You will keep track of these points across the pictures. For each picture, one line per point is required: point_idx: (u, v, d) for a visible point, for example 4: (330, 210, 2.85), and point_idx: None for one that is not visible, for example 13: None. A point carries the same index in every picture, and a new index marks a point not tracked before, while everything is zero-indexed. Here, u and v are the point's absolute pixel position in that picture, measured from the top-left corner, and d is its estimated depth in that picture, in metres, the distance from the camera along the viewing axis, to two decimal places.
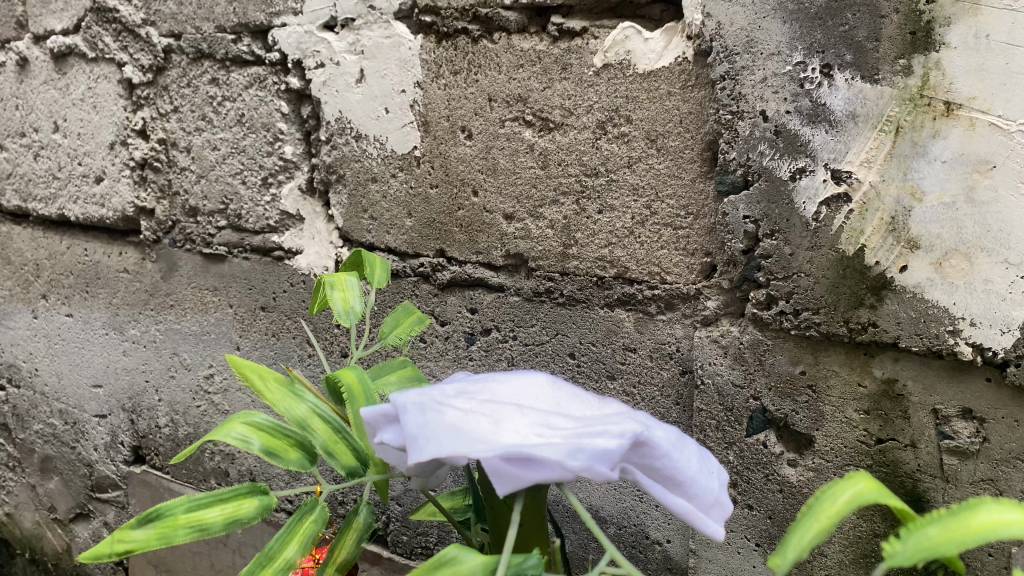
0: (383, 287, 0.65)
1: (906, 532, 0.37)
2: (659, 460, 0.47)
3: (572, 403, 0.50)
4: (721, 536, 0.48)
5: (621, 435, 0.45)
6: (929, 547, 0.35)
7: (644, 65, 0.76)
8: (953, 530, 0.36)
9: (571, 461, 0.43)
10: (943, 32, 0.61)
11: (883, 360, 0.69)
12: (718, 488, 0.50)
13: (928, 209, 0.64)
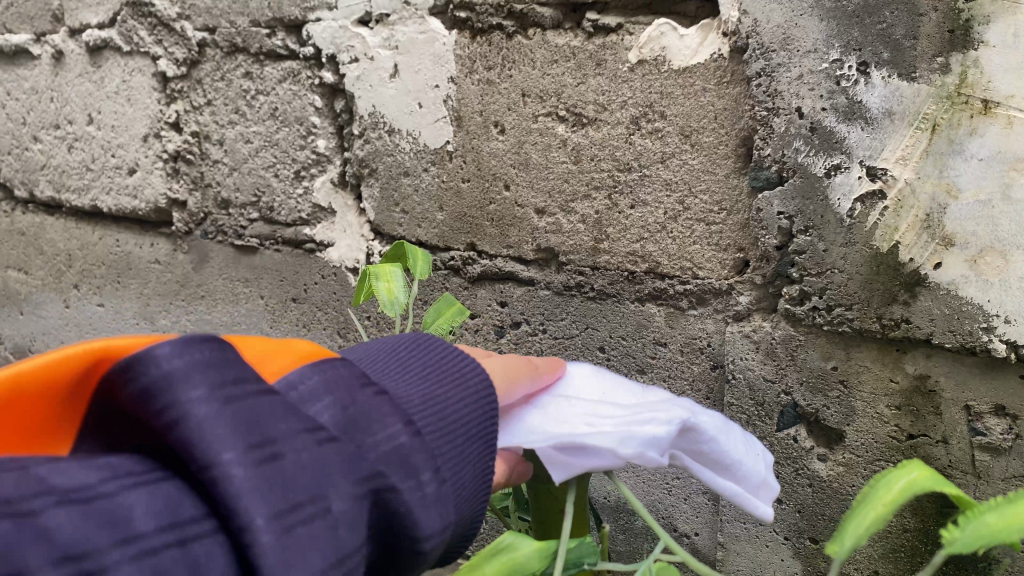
0: (426, 278, 0.67)
1: (964, 520, 0.37)
2: (707, 445, 0.48)
3: (618, 392, 0.51)
4: (772, 517, 0.49)
5: (668, 421, 0.46)
6: (987, 535, 0.36)
7: (679, 62, 0.76)
8: (1011, 517, 0.36)
9: (621, 448, 0.44)
10: (982, 31, 0.61)
11: (915, 356, 0.69)
12: (765, 469, 0.50)
13: (964, 205, 0.64)
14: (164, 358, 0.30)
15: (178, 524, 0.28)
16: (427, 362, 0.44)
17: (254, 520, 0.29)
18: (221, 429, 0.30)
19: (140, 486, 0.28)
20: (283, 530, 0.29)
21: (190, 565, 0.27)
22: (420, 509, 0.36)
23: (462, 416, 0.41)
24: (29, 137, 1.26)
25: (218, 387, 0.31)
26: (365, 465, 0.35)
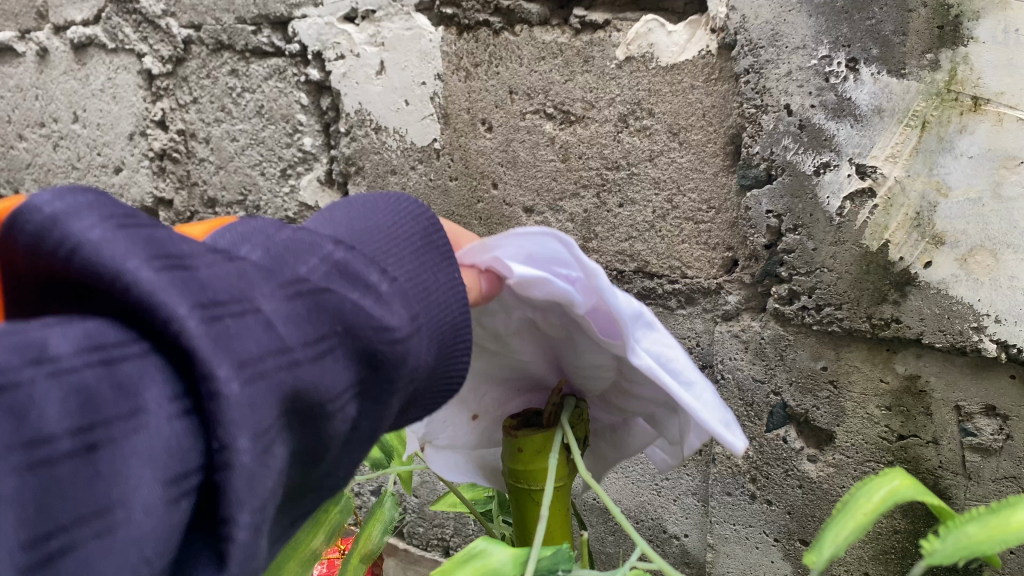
0: None
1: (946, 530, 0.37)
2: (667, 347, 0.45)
3: None
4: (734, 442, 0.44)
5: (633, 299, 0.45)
6: (968, 544, 0.35)
7: (667, 58, 0.75)
8: (993, 527, 0.36)
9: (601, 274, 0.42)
10: (972, 26, 0.60)
11: (905, 356, 0.69)
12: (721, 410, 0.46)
13: (954, 204, 0.63)
14: (43, 206, 0.26)
15: (102, 345, 0.23)
16: (352, 212, 0.40)
17: (177, 310, 0.24)
18: (120, 244, 0.25)
19: (53, 323, 0.23)
20: (210, 319, 0.25)
21: (117, 383, 0.23)
22: (377, 307, 0.33)
23: (409, 251, 0.38)
24: (15, 136, 1.25)
25: (111, 217, 0.26)
26: (294, 275, 0.31)
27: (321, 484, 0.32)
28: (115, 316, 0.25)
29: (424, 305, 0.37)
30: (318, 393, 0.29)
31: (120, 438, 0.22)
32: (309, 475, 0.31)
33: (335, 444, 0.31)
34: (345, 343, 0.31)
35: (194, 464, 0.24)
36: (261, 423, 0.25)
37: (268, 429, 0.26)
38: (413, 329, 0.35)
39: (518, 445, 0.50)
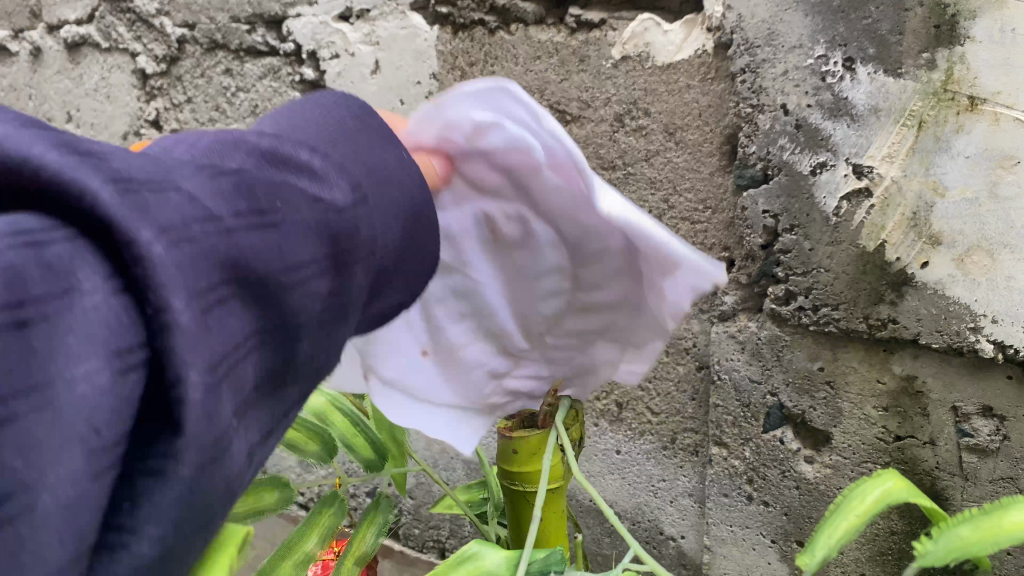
0: None
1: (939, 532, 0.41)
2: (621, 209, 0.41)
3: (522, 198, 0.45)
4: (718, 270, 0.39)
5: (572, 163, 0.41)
6: (958, 547, 0.40)
7: (663, 58, 0.75)
8: (985, 529, 0.40)
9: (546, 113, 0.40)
10: (968, 26, 0.60)
11: (902, 357, 0.68)
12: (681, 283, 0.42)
13: (950, 204, 0.63)
14: None
15: (17, 228, 0.20)
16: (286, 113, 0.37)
17: (91, 183, 0.21)
18: (12, 128, 0.22)
19: None
20: (130, 191, 0.22)
21: (43, 266, 0.20)
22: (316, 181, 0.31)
23: (349, 135, 0.35)
24: None
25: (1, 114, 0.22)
26: (222, 157, 0.28)
27: (303, 373, 0.31)
28: (8, 202, 0.21)
29: (366, 184, 0.34)
30: (266, 264, 0.27)
31: (57, 317, 0.19)
32: (286, 355, 0.29)
33: (307, 322, 0.29)
34: (298, 211, 0.29)
35: (141, 340, 0.21)
36: (208, 283, 0.23)
37: (221, 292, 0.24)
38: (355, 206, 0.32)
39: (512, 446, 0.50)
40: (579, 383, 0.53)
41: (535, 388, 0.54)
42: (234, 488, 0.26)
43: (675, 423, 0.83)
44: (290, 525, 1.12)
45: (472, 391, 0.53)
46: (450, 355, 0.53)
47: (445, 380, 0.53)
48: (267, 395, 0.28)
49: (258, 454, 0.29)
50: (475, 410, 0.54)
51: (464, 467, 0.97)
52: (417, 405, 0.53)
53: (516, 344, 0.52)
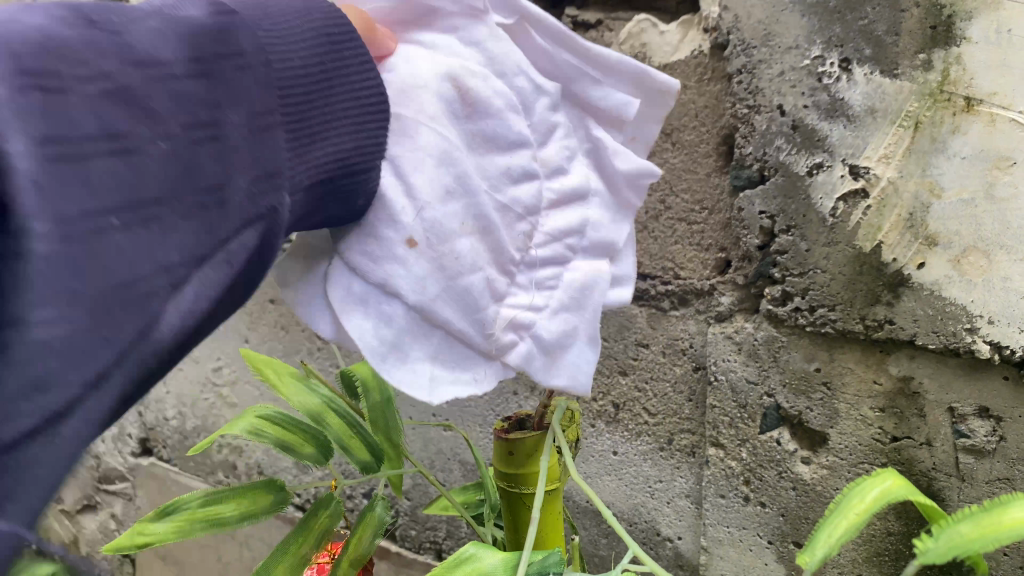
0: None
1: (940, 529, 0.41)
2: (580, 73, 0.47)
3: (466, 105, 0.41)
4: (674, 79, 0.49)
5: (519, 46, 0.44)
6: (959, 543, 0.40)
7: (660, 57, 0.76)
8: (987, 528, 0.40)
9: None
10: (964, 27, 0.60)
11: (898, 358, 0.68)
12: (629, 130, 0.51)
13: (946, 204, 0.63)
14: None
15: None
16: None
17: None
18: None
19: None
20: None
21: None
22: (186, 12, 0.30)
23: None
24: None
25: None
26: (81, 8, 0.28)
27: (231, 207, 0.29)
28: None
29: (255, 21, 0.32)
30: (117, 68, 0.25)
31: None
32: (188, 177, 0.28)
33: (198, 134, 0.28)
34: (153, 27, 0.28)
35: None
36: (34, 70, 0.23)
37: (52, 88, 0.23)
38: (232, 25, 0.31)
39: (507, 447, 0.50)
40: (585, 306, 0.45)
41: (539, 319, 0.43)
42: (143, 302, 0.25)
43: (672, 424, 0.83)
44: (285, 527, 1.11)
45: (481, 318, 0.40)
46: (440, 266, 0.38)
47: (430, 312, 0.38)
48: (175, 216, 0.27)
49: (195, 283, 0.28)
50: (475, 357, 0.41)
51: (461, 468, 0.97)
52: (393, 342, 0.37)
53: (513, 256, 0.42)
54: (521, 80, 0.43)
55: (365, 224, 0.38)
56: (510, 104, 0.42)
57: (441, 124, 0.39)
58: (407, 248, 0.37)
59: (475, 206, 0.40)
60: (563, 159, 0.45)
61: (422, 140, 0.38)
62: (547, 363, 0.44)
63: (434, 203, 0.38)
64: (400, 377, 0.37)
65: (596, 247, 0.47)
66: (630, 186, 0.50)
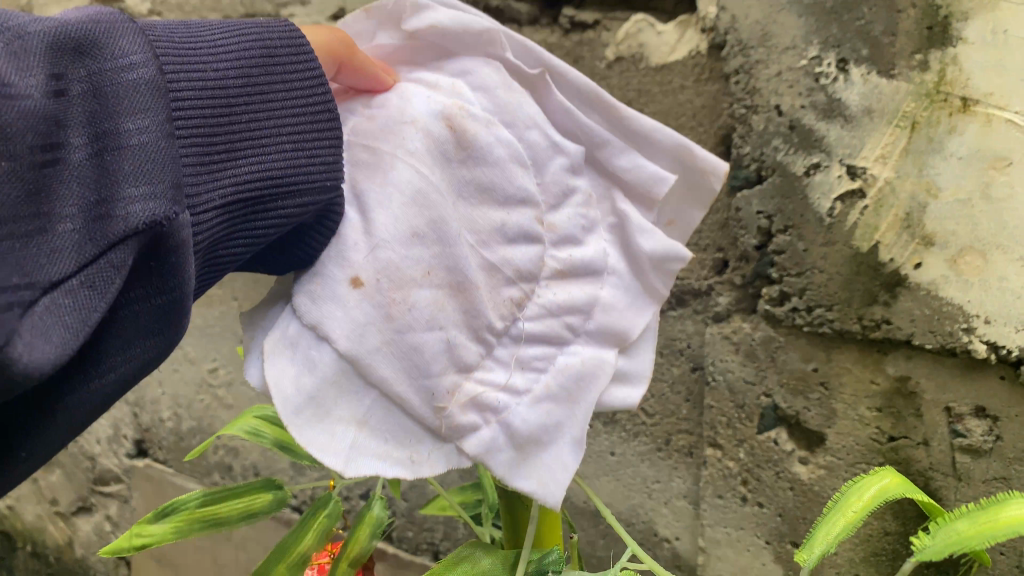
0: None
1: (936, 527, 0.42)
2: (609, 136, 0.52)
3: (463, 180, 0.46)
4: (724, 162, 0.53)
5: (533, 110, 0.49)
6: (957, 540, 0.41)
7: (656, 58, 0.76)
8: (982, 524, 0.41)
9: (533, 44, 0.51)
10: (960, 27, 0.61)
11: (896, 358, 0.69)
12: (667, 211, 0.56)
13: (944, 205, 0.63)
14: None
15: None
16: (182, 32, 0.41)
17: None
18: None
19: None
20: None
21: None
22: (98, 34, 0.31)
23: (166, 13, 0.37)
24: None
25: None
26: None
27: (101, 227, 0.30)
28: None
29: (162, 42, 0.34)
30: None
31: None
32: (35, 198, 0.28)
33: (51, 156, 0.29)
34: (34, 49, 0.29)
35: None
36: None
37: None
38: (121, 35, 0.32)
39: None
40: (573, 400, 0.47)
41: (512, 405, 0.45)
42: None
43: (669, 424, 0.83)
44: (281, 528, 1.10)
45: (430, 383, 0.42)
46: (388, 315, 0.41)
47: (367, 366, 0.40)
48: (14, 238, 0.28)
49: (56, 308, 0.29)
50: (421, 435, 0.42)
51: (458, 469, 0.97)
52: (314, 392, 0.39)
53: (491, 323, 0.45)
54: (534, 134, 0.49)
55: (317, 267, 0.41)
56: (513, 155, 0.48)
57: (420, 163, 0.44)
58: (349, 288, 0.41)
59: (447, 259, 0.44)
60: (573, 227, 0.50)
61: (395, 178, 0.43)
62: (517, 458, 0.45)
63: (396, 248, 0.42)
64: (311, 439, 0.39)
65: (604, 335, 0.50)
66: (656, 272, 0.53)
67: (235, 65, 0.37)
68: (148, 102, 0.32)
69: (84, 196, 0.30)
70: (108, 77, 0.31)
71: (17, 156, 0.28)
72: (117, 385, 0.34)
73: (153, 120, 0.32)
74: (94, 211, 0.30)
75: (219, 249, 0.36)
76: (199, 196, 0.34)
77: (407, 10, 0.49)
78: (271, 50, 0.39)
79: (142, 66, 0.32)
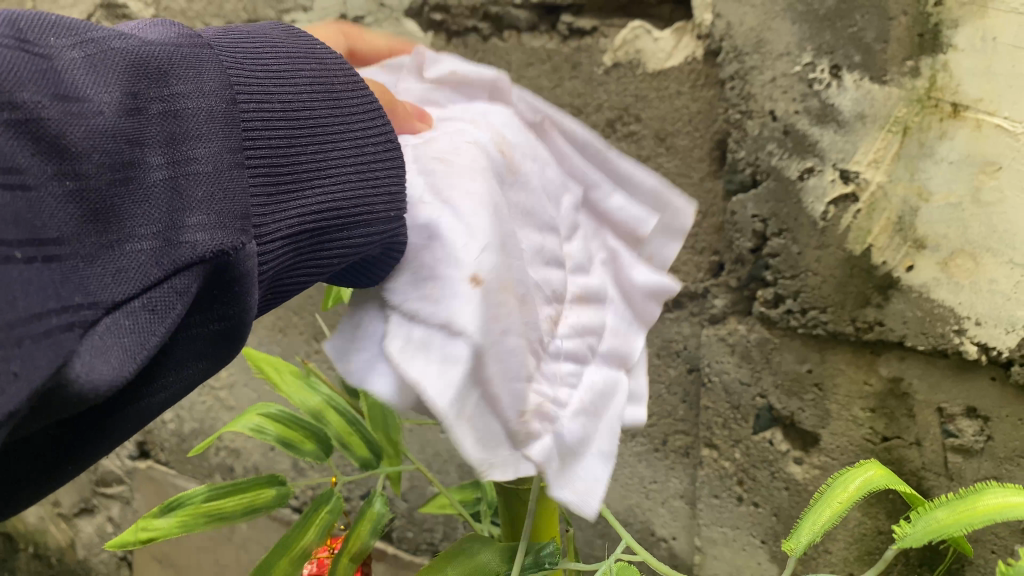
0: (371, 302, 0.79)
1: (917, 515, 0.44)
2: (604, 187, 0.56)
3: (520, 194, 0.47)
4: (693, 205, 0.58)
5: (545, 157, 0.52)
6: (937, 528, 0.42)
7: (654, 65, 0.77)
8: (961, 513, 0.42)
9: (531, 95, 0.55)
10: (951, 35, 0.62)
11: (888, 359, 0.70)
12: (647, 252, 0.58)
13: (935, 208, 0.64)
14: None
15: None
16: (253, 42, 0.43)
17: None
18: None
19: None
20: None
21: None
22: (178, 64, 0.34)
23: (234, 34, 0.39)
24: None
25: None
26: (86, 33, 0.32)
27: (169, 251, 0.31)
28: None
29: (238, 72, 0.36)
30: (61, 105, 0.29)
31: None
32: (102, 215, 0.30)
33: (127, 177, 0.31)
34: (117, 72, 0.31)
35: None
36: None
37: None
38: (197, 64, 0.34)
39: None
40: (598, 412, 0.48)
41: (560, 416, 0.45)
42: (51, 341, 0.27)
43: (666, 425, 0.84)
44: (281, 529, 1.11)
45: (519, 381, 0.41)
46: (499, 313, 0.40)
47: (485, 358, 0.39)
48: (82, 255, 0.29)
49: (118, 330, 0.30)
50: (504, 436, 0.41)
51: (457, 470, 0.98)
52: (459, 387, 0.37)
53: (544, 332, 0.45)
54: (549, 169, 0.52)
55: (434, 273, 0.40)
56: (545, 187, 0.50)
57: (490, 178, 0.45)
58: (470, 284, 0.39)
59: (519, 268, 0.43)
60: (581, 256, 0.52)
61: (477, 187, 0.43)
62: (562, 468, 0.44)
63: (498, 251, 0.41)
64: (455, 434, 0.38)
65: (610, 358, 0.52)
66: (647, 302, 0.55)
67: (298, 92, 0.39)
68: (219, 132, 0.34)
69: (152, 219, 0.31)
70: (177, 101, 0.33)
71: (86, 174, 0.29)
72: (165, 404, 0.35)
73: (223, 149, 0.33)
74: (162, 235, 0.31)
75: (281, 277, 0.38)
76: (266, 227, 0.35)
77: (426, 63, 0.55)
78: (332, 78, 0.41)
79: (211, 93, 0.34)
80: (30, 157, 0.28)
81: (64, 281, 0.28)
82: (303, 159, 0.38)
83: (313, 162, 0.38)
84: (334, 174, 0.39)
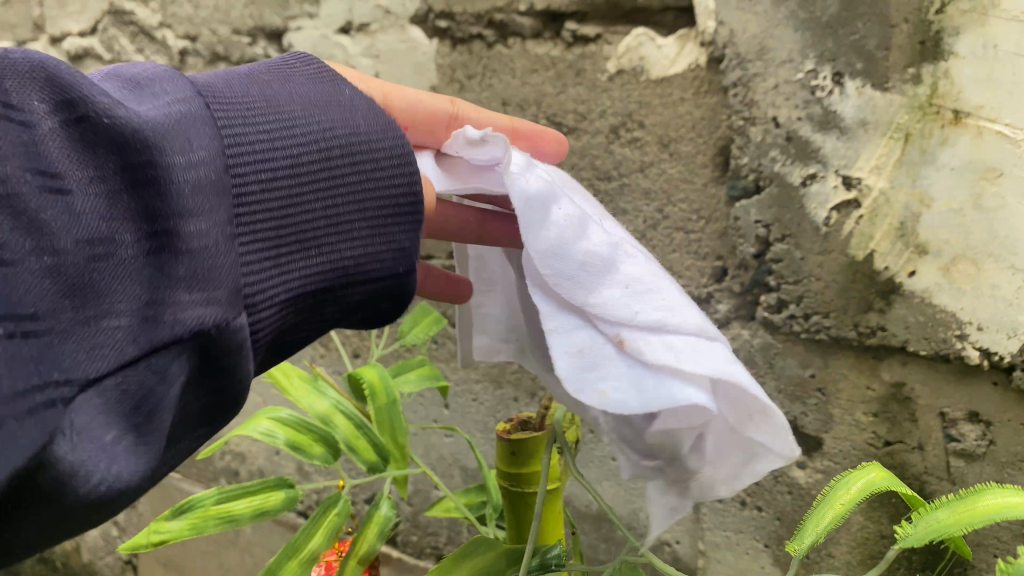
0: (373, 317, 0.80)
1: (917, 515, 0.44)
2: None
3: None
4: None
5: None
6: (937, 528, 0.43)
7: (657, 72, 0.77)
8: (960, 513, 0.43)
9: None
10: (952, 42, 0.62)
11: (891, 364, 0.70)
12: None
13: (936, 214, 0.65)
14: None
15: None
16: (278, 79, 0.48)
17: None
18: None
19: None
20: None
21: None
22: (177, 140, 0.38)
23: (248, 100, 0.44)
24: None
25: None
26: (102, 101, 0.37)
27: (150, 328, 0.36)
28: None
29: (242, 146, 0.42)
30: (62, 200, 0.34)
31: None
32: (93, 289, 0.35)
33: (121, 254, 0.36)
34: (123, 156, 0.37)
35: None
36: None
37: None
38: (197, 141, 0.39)
39: (509, 447, 0.52)
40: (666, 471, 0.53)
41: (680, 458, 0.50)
42: (35, 419, 0.32)
43: None
44: (287, 533, 1.12)
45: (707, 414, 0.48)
46: None
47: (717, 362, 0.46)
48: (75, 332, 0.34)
49: (89, 405, 0.34)
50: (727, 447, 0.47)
51: (461, 474, 0.98)
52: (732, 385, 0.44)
53: None
54: None
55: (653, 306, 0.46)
56: None
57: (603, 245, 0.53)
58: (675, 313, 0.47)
59: None
60: None
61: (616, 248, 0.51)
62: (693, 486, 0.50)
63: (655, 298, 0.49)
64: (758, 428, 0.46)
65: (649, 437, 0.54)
66: None
67: (299, 165, 0.44)
68: (211, 209, 0.39)
69: (136, 295, 0.36)
70: (170, 176, 0.37)
71: (72, 255, 0.34)
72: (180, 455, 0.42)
73: (212, 225, 0.39)
74: (145, 311, 0.36)
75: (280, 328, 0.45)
76: (255, 292, 0.41)
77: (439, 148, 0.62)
78: (333, 138, 0.46)
79: (208, 167, 0.39)
80: (10, 235, 0.32)
81: (41, 358, 0.32)
82: (293, 226, 0.44)
83: (301, 223, 0.44)
84: (330, 232, 0.46)
